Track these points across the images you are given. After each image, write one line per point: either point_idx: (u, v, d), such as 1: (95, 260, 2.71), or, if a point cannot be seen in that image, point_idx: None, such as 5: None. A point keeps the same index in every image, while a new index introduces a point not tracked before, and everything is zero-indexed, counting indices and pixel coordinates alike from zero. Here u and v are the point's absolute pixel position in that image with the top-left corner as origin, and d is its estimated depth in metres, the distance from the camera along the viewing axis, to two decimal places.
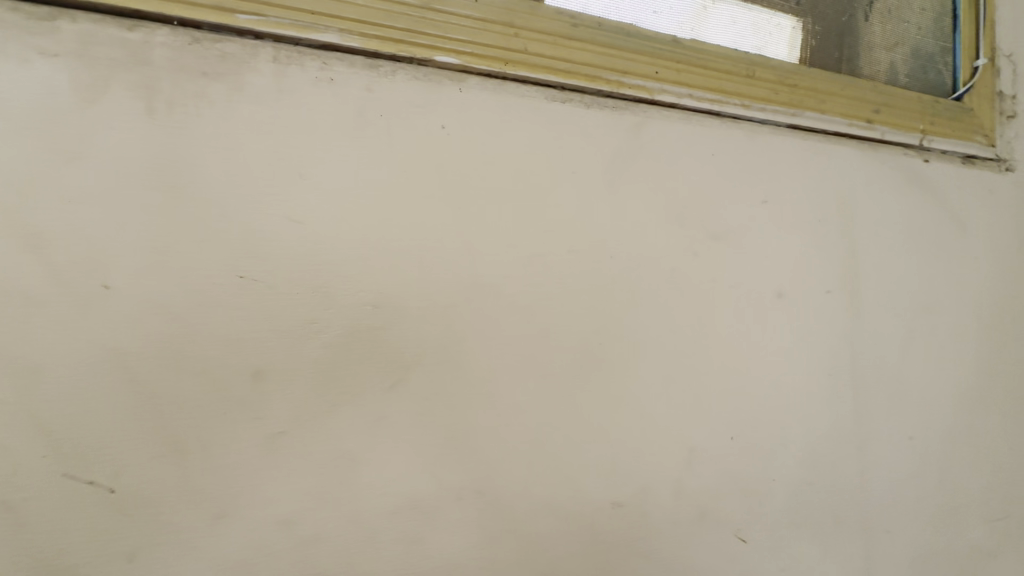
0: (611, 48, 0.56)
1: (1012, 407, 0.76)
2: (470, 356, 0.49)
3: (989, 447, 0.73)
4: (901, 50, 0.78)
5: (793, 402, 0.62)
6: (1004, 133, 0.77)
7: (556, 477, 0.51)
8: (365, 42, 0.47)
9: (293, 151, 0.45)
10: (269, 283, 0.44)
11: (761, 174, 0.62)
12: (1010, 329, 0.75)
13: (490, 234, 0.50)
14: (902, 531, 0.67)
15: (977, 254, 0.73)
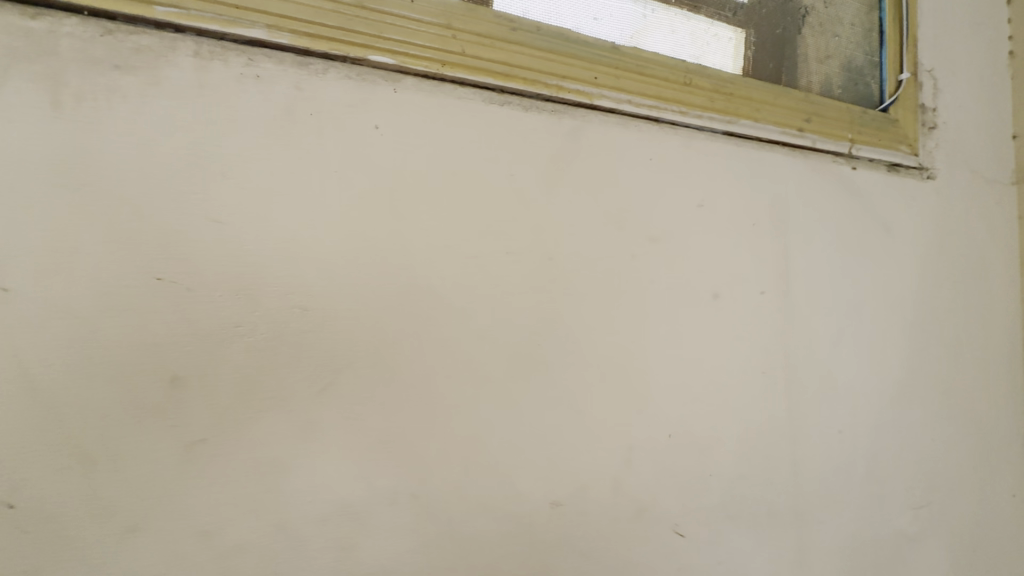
0: (554, 52, 0.56)
1: (939, 399, 0.80)
2: (403, 361, 0.48)
3: (917, 437, 0.78)
4: (834, 62, 0.81)
5: (731, 398, 0.64)
6: (926, 143, 0.82)
7: (496, 480, 0.51)
8: (296, 37, 0.46)
9: (213, 150, 0.44)
10: (187, 285, 0.42)
11: (701, 180, 0.64)
12: (931, 329, 0.80)
13: (427, 235, 0.50)
14: (839, 523, 0.70)
15: (902, 254, 0.78)
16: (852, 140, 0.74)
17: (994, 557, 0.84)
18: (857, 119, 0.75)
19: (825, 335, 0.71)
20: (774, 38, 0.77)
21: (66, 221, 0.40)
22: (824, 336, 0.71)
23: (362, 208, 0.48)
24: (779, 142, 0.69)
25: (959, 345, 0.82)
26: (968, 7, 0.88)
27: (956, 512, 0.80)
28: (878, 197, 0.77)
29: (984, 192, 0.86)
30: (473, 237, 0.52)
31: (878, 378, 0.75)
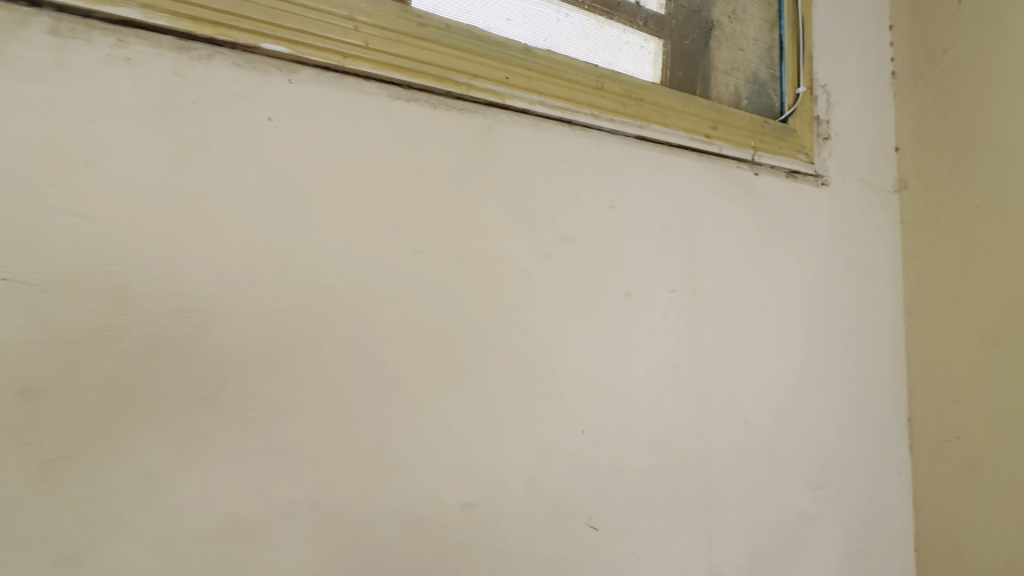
0: (458, 47, 0.68)
1: (824, 389, 0.99)
2: (360, 334, 0.59)
3: (806, 429, 0.95)
4: (731, 72, 0.99)
5: (644, 394, 0.79)
6: (806, 151, 1.01)
7: (434, 469, 0.62)
8: (259, 36, 0.56)
9: (113, 149, 0.50)
10: (113, 279, 0.49)
11: (586, 185, 0.77)
12: (800, 315, 0.96)
13: (323, 227, 0.59)
14: (725, 505, 0.84)
15: (786, 267, 0.95)
16: (754, 148, 0.92)
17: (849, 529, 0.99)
18: (749, 124, 0.93)
19: (724, 332, 0.87)
20: (678, 50, 0.92)
21: (14, 219, 0.46)
22: (716, 334, 0.86)
23: (260, 198, 0.56)
24: (671, 144, 0.85)
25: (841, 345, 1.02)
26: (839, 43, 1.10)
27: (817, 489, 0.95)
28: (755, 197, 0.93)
29: (847, 216, 1.05)
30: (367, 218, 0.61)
31: (757, 362, 0.90)
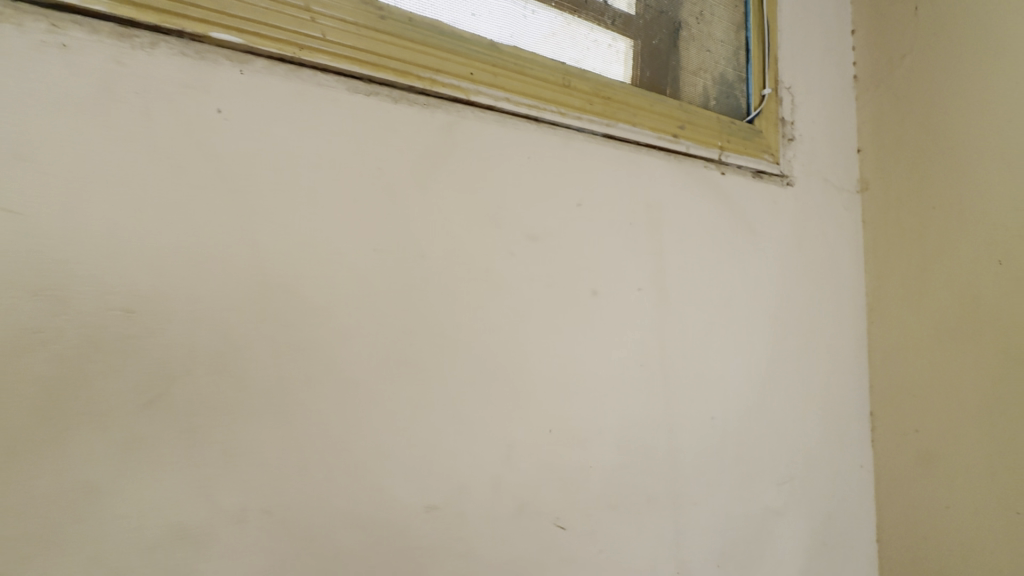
0: (681, 117, 0.65)
1: (939, 441, 0.77)
2: (596, 392, 0.54)
3: (910, 479, 0.81)
4: (791, 91, 0.83)
5: (758, 435, 0.70)
6: (863, 175, 0.90)
7: (646, 484, 0.57)
8: (565, 114, 0.54)
9: (448, 224, 0.46)
10: (446, 358, 0.45)
11: (723, 214, 0.68)
12: (853, 342, 0.85)
13: (586, 270, 0.54)
14: (793, 531, 0.73)
15: (889, 294, 0.85)
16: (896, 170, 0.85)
17: (879, 559, 0.84)
18: (906, 141, 0.84)
19: (832, 369, 0.82)
20: (729, 69, 0.80)
21: (110, 237, 0.34)
22: (814, 367, 0.79)
23: (511, 234, 0.49)
24: (752, 172, 0.74)
25: (907, 391, 0.82)
26: (829, 34, 0.90)
27: (973, 563, 0.73)
28: (903, 206, 0.83)
29: None
30: (642, 286, 0.58)
31: (820, 394, 0.79)
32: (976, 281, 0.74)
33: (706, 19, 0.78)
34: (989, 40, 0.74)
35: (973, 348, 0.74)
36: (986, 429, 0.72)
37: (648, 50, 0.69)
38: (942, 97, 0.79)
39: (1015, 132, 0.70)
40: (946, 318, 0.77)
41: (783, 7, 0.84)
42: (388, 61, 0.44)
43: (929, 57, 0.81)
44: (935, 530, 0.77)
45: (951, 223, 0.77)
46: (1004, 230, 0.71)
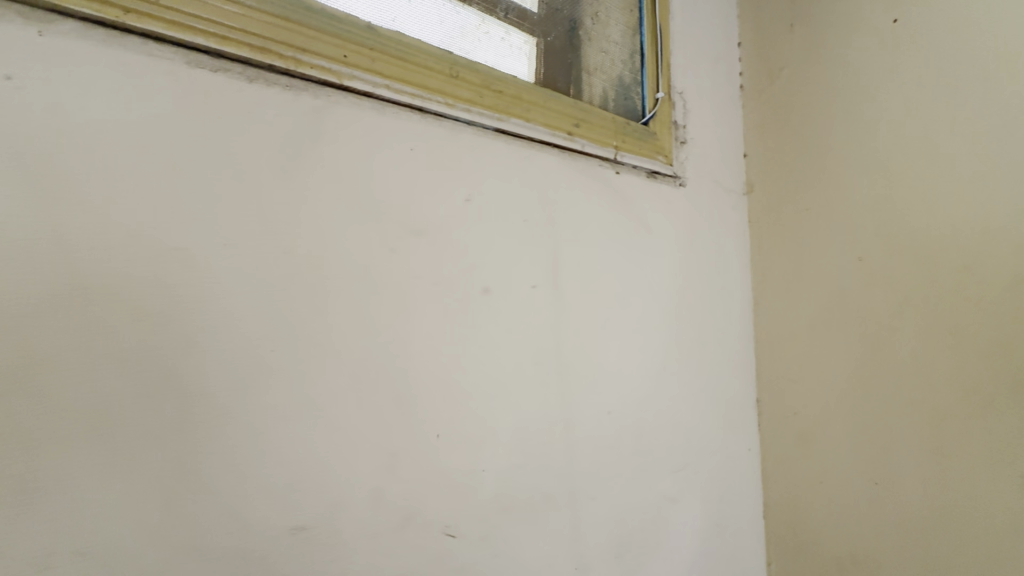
0: (576, 115, 0.66)
1: (809, 421, 0.85)
2: (489, 394, 0.52)
3: (790, 459, 0.87)
4: (683, 97, 0.87)
5: (656, 426, 0.73)
6: (749, 178, 0.97)
7: (541, 483, 0.57)
8: (452, 106, 0.52)
9: (319, 219, 0.42)
10: (316, 364, 0.41)
11: (619, 213, 0.70)
12: (741, 333, 0.92)
13: (477, 267, 0.52)
14: (688, 515, 0.77)
15: (770, 290, 0.91)
16: (775, 173, 0.92)
17: (767, 534, 0.91)
18: (784, 148, 0.91)
19: (723, 360, 0.87)
20: (625, 72, 0.82)
21: None
22: (706, 360, 0.83)
23: (393, 231, 0.46)
24: (646, 173, 0.76)
25: (785, 377, 0.89)
26: (718, 46, 0.96)
27: (841, 531, 0.80)
28: (783, 207, 0.90)
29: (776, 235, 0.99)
30: (537, 284, 0.58)
31: (712, 383, 0.84)
32: (842, 275, 0.81)
33: (601, 20, 0.80)
34: (849, 58, 0.82)
35: (840, 336, 0.81)
36: (851, 409, 0.79)
37: (544, 47, 0.69)
38: (812, 108, 0.87)
39: (870, 141, 0.78)
40: (818, 310, 0.84)
41: (676, 14, 0.87)
42: (242, 35, 0.40)
43: (803, 70, 0.89)
44: (811, 503, 0.84)
45: (821, 222, 0.84)
46: (863, 228, 0.79)
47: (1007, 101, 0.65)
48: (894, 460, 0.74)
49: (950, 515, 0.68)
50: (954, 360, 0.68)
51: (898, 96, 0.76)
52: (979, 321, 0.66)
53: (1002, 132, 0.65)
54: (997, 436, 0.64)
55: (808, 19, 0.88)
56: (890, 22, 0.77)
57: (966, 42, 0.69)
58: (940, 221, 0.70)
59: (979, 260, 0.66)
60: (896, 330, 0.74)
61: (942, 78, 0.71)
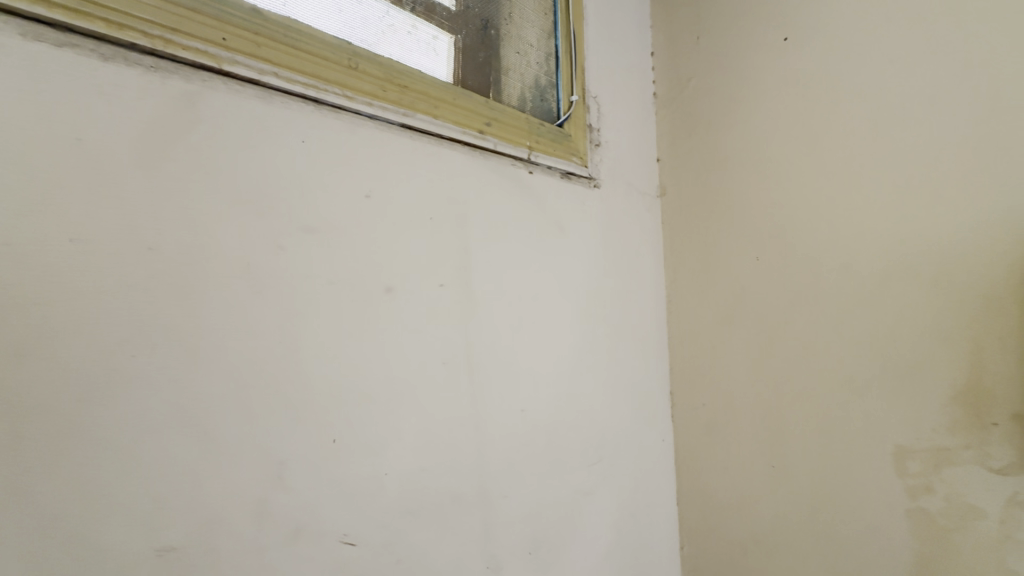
0: (488, 114, 0.66)
1: (716, 411, 0.90)
2: (393, 396, 0.51)
3: (699, 448, 0.92)
4: (598, 101, 0.89)
5: (571, 420, 0.74)
6: (661, 181, 1.01)
7: (449, 485, 0.56)
8: (351, 99, 0.50)
9: (191, 214, 0.39)
10: (186, 370, 0.38)
11: (532, 212, 0.71)
12: (655, 329, 0.96)
13: (378, 267, 0.51)
14: (603, 508, 0.79)
15: (680, 288, 0.96)
16: (684, 177, 0.97)
17: (680, 520, 0.95)
18: (691, 154, 0.96)
19: (638, 356, 0.91)
20: (540, 74, 0.83)
21: None
22: (621, 355, 0.86)
23: (281, 228, 0.44)
24: (560, 173, 0.78)
25: (694, 371, 0.94)
26: (632, 54, 0.99)
27: (744, 513, 0.86)
28: (692, 210, 0.95)
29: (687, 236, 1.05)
30: (445, 283, 0.57)
31: (627, 379, 0.87)
32: (742, 274, 0.87)
33: (516, 22, 0.81)
34: (747, 71, 0.88)
35: (741, 330, 0.87)
36: (751, 399, 0.85)
37: (456, 44, 0.68)
38: (716, 118, 0.92)
39: (765, 149, 0.85)
40: (722, 307, 0.90)
41: (591, 20, 0.90)
42: (98, 8, 0.36)
43: (707, 81, 0.94)
44: (717, 488, 0.89)
45: (724, 224, 0.90)
46: (760, 230, 0.85)
47: (877, 116, 0.72)
48: (787, 444, 0.80)
49: (833, 492, 0.75)
50: (835, 351, 0.75)
51: (788, 109, 0.82)
52: (855, 316, 0.73)
53: (873, 144, 0.72)
54: (871, 418, 0.71)
55: (712, 33, 0.94)
56: (782, 40, 0.83)
57: (845, 62, 0.76)
58: (823, 224, 0.77)
59: (856, 259, 0.73)
60: (788, 325, 0.80)
61: (824, 94, 0.78)
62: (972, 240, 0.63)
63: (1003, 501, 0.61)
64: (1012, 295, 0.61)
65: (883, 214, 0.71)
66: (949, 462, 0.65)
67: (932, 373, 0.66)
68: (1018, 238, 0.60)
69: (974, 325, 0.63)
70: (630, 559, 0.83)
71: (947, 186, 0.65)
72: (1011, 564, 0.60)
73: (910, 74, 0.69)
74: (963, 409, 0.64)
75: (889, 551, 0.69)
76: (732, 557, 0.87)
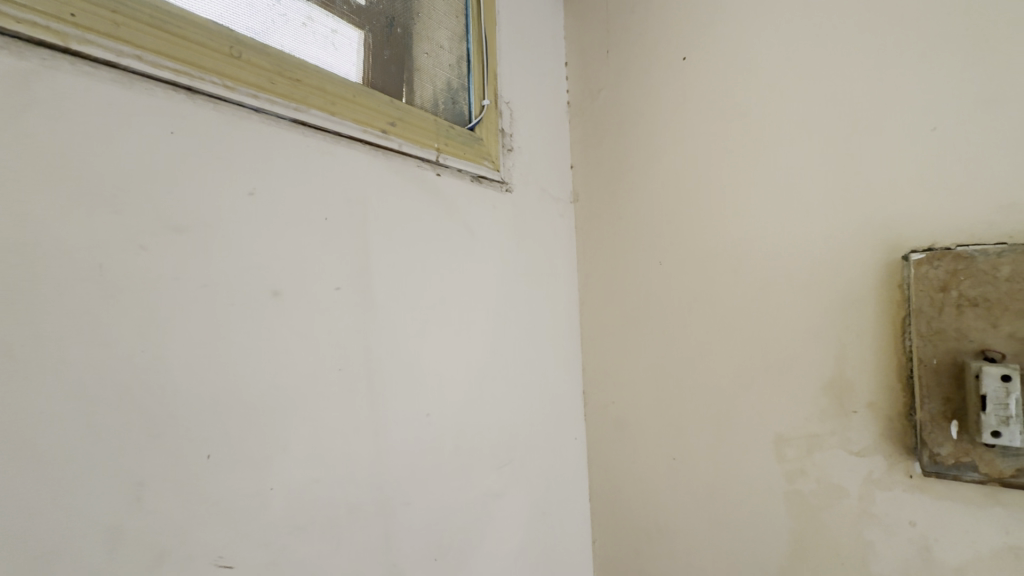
0: (392, 114, 0.64)
1: (622, 409, 0.94)
2: (279, 405, 0.48)
3: (608, 444, 0.96)
4: (511, 106, 0.90)
5: (481, 423, 0.74)
6: (574, 187, 1.04)
7: (345, 495, 0.54)
8: (232, 89, 0.47)
9: (27, 210, 0.35)
10: (17, 384, 0.34)
11: (439, 215, 0.70)
12: (568, 331, 0.98)
13: (263, 270, 0.48)
14: (514, 508, 0.80)
15: (592, 291, 1.00)
16: (594, 185, 1.01)
17: (591, 515, 0.98)
18: (601, 162, 1.00)
19: (551, 357, 0.93)
20: (451, 76, 0.82)
21: None
22: (533, 357, 0.88)
23: (144, 228, 0.40)
24: (471, 176, 0.78)
25: (604, 371, 0.97)
26: (545, 62, 1.01)
27: (648, 504, 0.90)
28: (602, 215, 0.99)
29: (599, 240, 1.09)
30: (341, 286, 0.55)
31: (539, 380, 0.89)
32: (646, 277, 0.92)
33: (426, 22, 0.80)
34: (651, 85, 0.93)
35: (645, 331, 0.91)
36: (654, 395, 0.90)
37: (359, 40, 0.66)
38: (624, 128, 0.96)
39: (666, 159, 0.90)
40: (628, 308, 0.94)
41: (503, 26, 0.91)
42: None
43: (616, 94, 0.98)
44: (624, 482, 0.93)
45: (630, 230, 0.94)
46: (661, 236, 0.90)
47: (760, 133, 0.78)
48: (684, 437, 0.85)
49: (723, 479, 0.81)
50: (725, 349, 0.81)
51: (684, 124, 0.88)
52: (741, 316, 0.80)
53: (756, 159, 0.79)
54: (756, 410, 0.78)
55: (620, 47, 0.98)
56: (681, 59, 0.89)
57: (734, 82, 0.82)
58: (716, 231, 0.83)
59: (743, 263, 0.79)
60: (685, 326, 0.86)
61: (716, 111, 0.83)
62: (834, 248, 0.71)
63: (860, 479, 0.68)
64: (866, 296, 0.68)
65: (766, 223, 0.77)
66: (818, 447, 0.72)
67: (804, 367, 0.73)
68: (870, 246, 0.68)
69: (837, 324, 0.71)
70: (542, 556, 0.85)
71: (814, 199, 0.73)
72: (867, 535, 0.68)
73: (786, 96, 0.76)
74: (828, 399, 0.71)
75: (769, 529, 0.76)
76: (637, 546, 0.91)
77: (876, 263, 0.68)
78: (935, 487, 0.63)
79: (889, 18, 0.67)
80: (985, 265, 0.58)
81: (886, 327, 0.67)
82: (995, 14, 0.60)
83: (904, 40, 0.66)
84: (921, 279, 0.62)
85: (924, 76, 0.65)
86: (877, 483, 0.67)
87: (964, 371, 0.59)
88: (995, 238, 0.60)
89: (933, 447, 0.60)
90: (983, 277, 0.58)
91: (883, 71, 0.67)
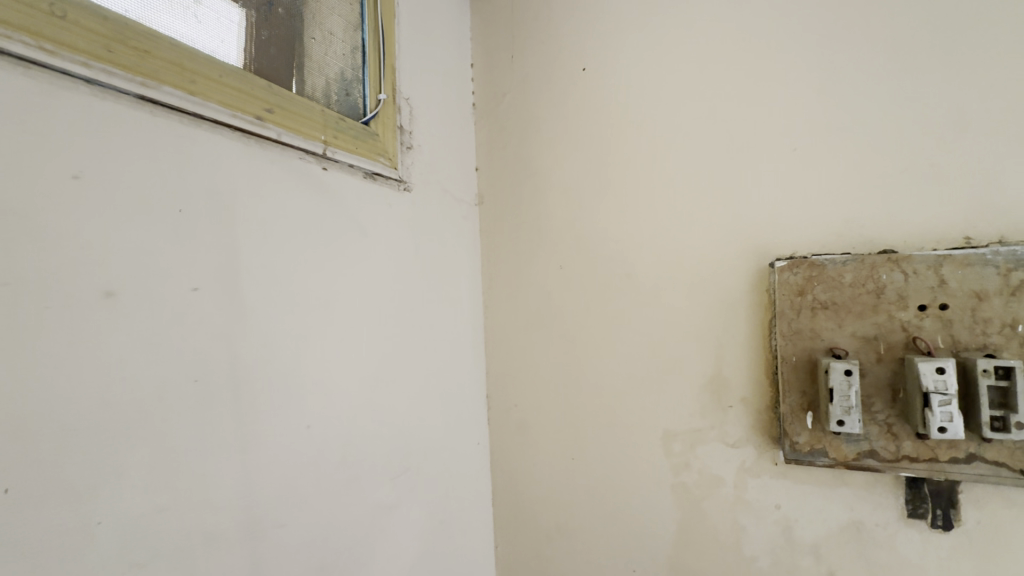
0: (269, 100, 0.59)
1: (524, 411, 0.94)
2: (111, 425, 0.42)
3: (510, 448, 0.96)
4: (410, 103, 0.87)
5: (372, 434, 0.70)
6: (479, 190, 1.03)
7: (202, 522, 0.48)
8: (53, 55, 0.40)
9: None
10: None
11: (325, 211, 0.66)
12: (470, 335, 0.97)
13: (91, 268, 0.41)
14: (410, 520, 0.76)
15: (496, 294, 0.99)
16: (499, 188, 1.01)
17: (494, 520, 0.98)
18: (506, 166, 1.00)
19: (452, 361, 0.91)
20: (344, 67, 0.78)
21: None
22: (432, 362, 0.85)
23: None
24: (364, 172, 0.74)
25: (508, 374, 0.97)
26: (449, 62, 1.00)
27: (547, 505, 0.91)
28: (506, 218, 0.99)
29: None
30: (200, 286, 0.49)
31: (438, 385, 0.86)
32: (547, 280, 0.93)
33: (315, 7, 0.74)
34: (553, 92, 0.94)
35: (545, 334, 0.92)
36: (555, 397, 0.91)
37: (230, 16, 0.60)
38: (528, 133, 0.97)
39: (566, 166, 0.91)
40: (530, 312, 0.94)
41: (403, 20, 0.87)
42: None
43: (520, 99, 0.98)
44: (525, 484, 0.94)
45: (532, 234, 0.95)
46: (562, 241, 0.91)
47: (652, 145, 0.82)
48: (580, 438, 0.87)
49: (616, 476, 0.84)
50: (619, 350, 0.84)
51: (584, 132, 0.90)
52: (635, 318, 0.83)
53: (648, 169, 0.82)
54: (646, 409, 0.81)
55: (524, 52, 0.98)
56: (581, 69, 0.90)
57: (629, 94, 0.85)
58: (609, 237, 0.86)
59: (635, 268, 0.83)
60: (583, 328, 0.88)
61: (612, 122, 0.86)
62: (714, 255, 0.76)
63: (735, 470, 0.74)
64: (740, 300, 0.74)
65: (656, 230, 0.81)
66: (700, 441, 0.77)
67: (688, 366, 0.78)
68: (743, 253, 0.74)
69: (716, 326, 0.76)
70: (439, 567, 0.82)
71: (698, 209, 0.78)
72: (740, 521, 0.73)
73: (674, 111, 0.80)
74: (708, 396, 0.76)
75: (656, 521, 0.80)
76: (537, 547, 0.92)
77: (749, 269, 0.73)
78: (795, 473, 0.69)
79: (760, 46, 0.73)
80: (833, 272, 0.65)
81: (757, 328, 0.72)
82: (845, 51, 0.67)
83: (774, 66, 0.72)
84: (783, 284, 0.68)
85: (789, 102, 0.71)
86: (749, 472, 0.73)
87: (816, 367, 0.65)
88: (843, 249, 0.67)
89: (792, 436, 0.66)
90: (832, 282, 0.65)
91: (756, 93, 0.73)
